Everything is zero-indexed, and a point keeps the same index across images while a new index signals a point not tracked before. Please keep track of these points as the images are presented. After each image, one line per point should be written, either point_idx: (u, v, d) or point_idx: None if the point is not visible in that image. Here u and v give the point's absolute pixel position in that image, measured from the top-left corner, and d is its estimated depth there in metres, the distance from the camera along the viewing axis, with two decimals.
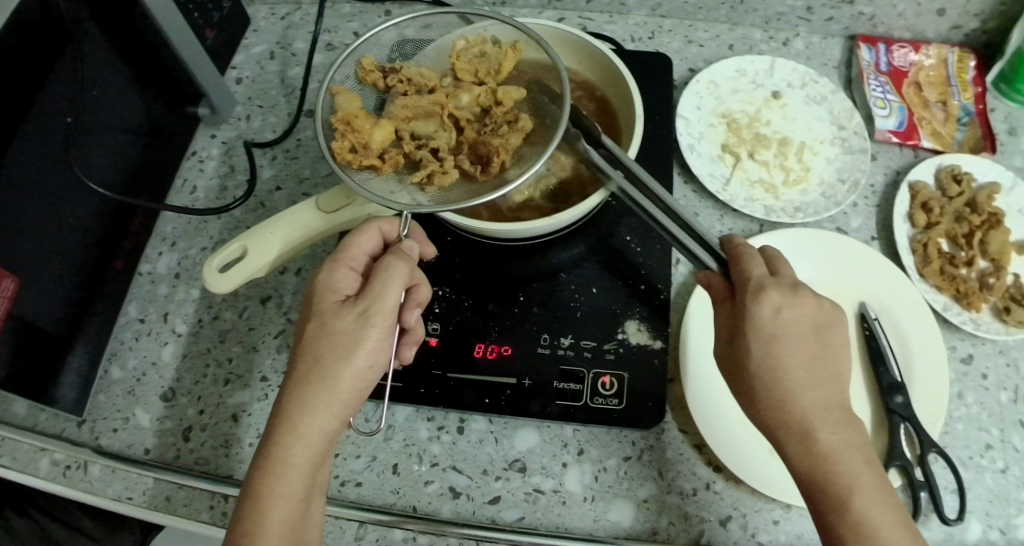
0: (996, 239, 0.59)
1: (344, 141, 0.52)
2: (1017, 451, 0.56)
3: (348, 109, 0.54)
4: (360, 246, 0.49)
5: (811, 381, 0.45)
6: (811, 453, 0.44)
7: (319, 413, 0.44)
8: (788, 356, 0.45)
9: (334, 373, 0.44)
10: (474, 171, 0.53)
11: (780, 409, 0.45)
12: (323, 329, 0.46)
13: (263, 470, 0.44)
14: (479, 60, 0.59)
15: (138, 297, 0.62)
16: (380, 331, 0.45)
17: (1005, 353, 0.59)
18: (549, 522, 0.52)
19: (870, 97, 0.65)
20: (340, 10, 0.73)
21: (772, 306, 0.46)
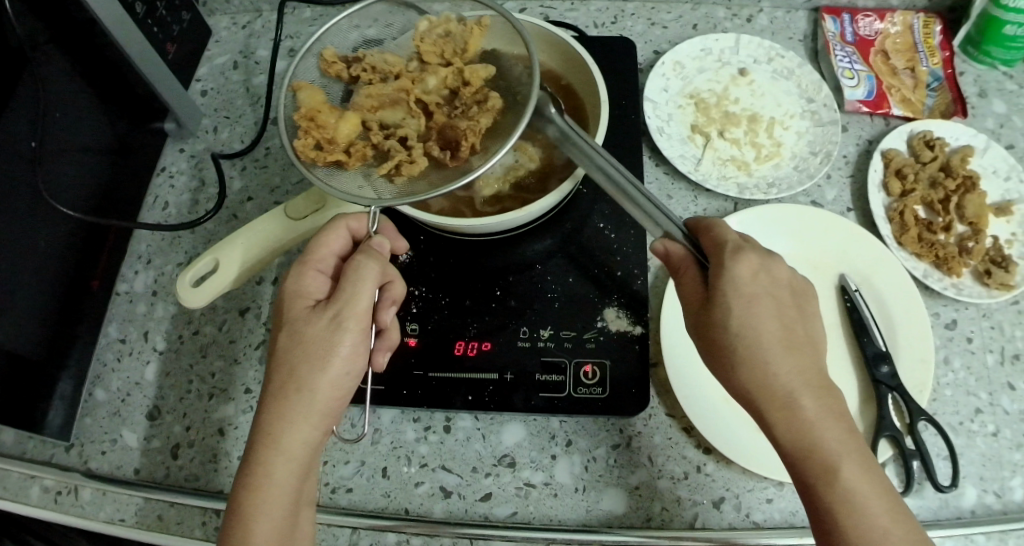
0: (973, 203, 0.59)
1: (308, 139, 0.52)
2: (1007, 413, 0.56)
3: (311, 104, 0.53)
4: (327, 247, 0.49)
5: (791, 346, 0.45)
6: (796, 419, 0.44)
7: (299, 425, 0.44)
8: (768, 319, 0.45)
9: (310, 382, 0.44)
10: (443, 157, 0.52)
11: (762, 377, 0.44)
12: (296, 337, 0.45)
13: (249, 486, 0.43)
14: (444, 40, 0.57)
15: (116, 317, 0.61)
16: (353, 335, 0.45)
17: (989, 315, 0.59)
18: (542, 515, 0.52)
19: (837, 68, 0.65)
20: (301, 15, 0.72)
21: (751, 267, 0.45)
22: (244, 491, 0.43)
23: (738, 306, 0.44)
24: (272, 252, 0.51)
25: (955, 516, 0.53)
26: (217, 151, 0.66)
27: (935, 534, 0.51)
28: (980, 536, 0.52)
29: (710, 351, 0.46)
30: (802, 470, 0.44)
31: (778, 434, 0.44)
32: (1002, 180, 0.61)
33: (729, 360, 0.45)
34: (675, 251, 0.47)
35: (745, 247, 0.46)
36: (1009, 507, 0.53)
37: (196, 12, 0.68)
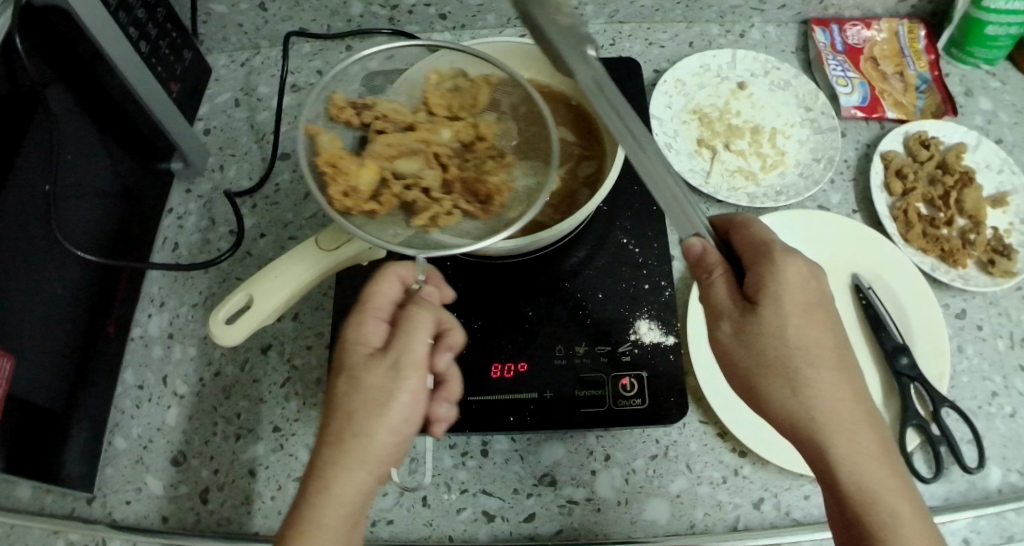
0: (971, 198, 0.62)
1: (336, 187, 0.50)
2: (1021, 394, 0.60)
3: (331, 150, 0.52)
4: (383, 295, 0.47)
5: (831, 356, 0.44)
6: (845, 434, 0.44)
7: (354, 474, 0.42)
8: (819, 329, 0.44)
9: (370, 428, 0.42)
10: (474, 208, 0.54)
11: (813, 392, 0.44)
12: (354, 383, 0.43)
13: (297, 533, 0.41)
14: (452, 94, 0.58)
15: (132, 362, 0.59)
16: (414, 383, 0.43)
17: (996, 303, 0.62)
18: (587, 530, 0.52)
19: (831, 77, 0.67)
20: (300, 49, 0.66)
21: (801, 273, 0.44)
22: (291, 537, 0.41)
23: (797, 315, 0.43)
24: (308, 284, 0.50)
25: (984, 496, 0.56)
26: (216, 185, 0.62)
27: (969, 515, 0.55)
28: (1011, 513, 0.55)
29: (754, 365, 0.44)
30: (845, 487, 0.44)
31: (830, 449, 0.44)
32: (995, 173, 0.65)
33: (784, 373, 0.43)
34: (711, 257, 0.44)
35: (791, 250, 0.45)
36: None
37: (196, 50, 0.61)
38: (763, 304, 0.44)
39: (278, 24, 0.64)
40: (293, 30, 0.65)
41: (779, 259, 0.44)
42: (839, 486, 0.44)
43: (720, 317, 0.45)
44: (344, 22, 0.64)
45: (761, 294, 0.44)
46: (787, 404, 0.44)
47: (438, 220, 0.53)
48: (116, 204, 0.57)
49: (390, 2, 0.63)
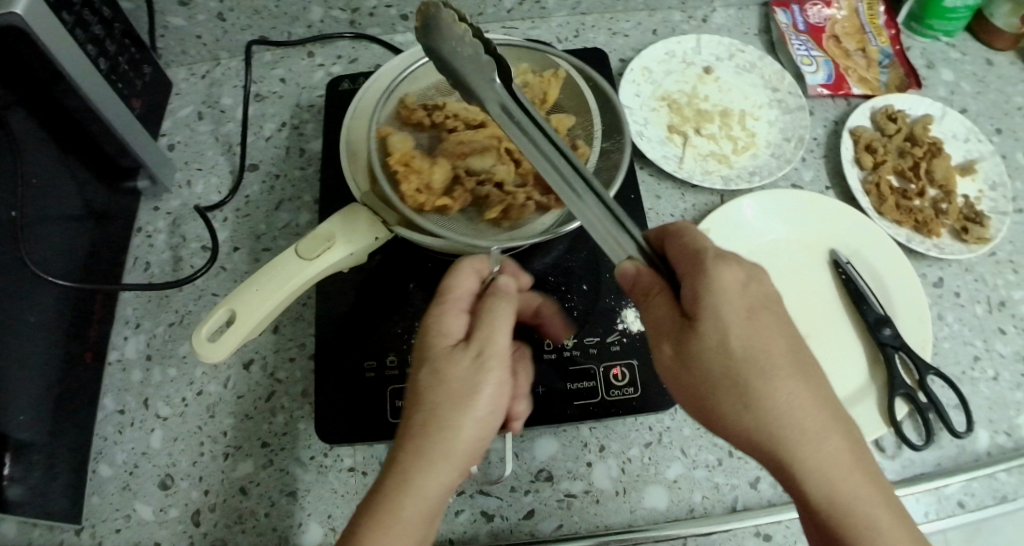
0: (940, 166, 0.64)
1: (409, 185, 0.53)
2: (1002, 356, 0.61)
3: (403, 149, 0.54)
4: (463, 287, 0.47)
5: (785, 361, 0.42)
6: (811, 443, 0.41)
7: (438, 467, 0.41)
8: (770, 336, 0.42)
9: (456, 421, 0.42)
10: (548, 200, 0.54)
11: (772, 405, 0.41)
12: (437, 373, 0.43)
13: (374, 525, 0.40)
14: (523, 91, 0.60)
15: (112, 388, 0.57)
16: (497, 374, 0.43)
17: (971, 269, 0.63)
18: (588, 523, 0.52)
19: (796, 57, 0.67)
20: (261, 58, 0.64)
21: (737, 278, 0.42)
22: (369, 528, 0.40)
23: (738, 328, 0.41)
24: (291, 296, 0.48)
25: (974, 459, 0.58)
26: (183, 200, 0.60)
27: (961, 478, 0.56)
28: (1001, 473, 0.57)
29: (702, 386, 0.42)
30: (816, 499, 0.42)
31: (795, 464, 0.41)
32: (962, 142, 0.67)
33: (735, 391, 0.41)
34: (646, 275, 0.44)
35: (726, 255, 0.43)
36: (1019, 443, 0.59)
37: (157, 65, 0.59)
38: (702, 319, 0.41)
39: (238, 33, 0.62)
40: (254, 38, 0.63)
41: (711, 267, 0.42)
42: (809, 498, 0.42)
43: (661, 338, 0.43)
44: (306, 27, 0.63)
45: (699, 309, 0.41)
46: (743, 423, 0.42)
47: (511, 213, 0.55)
48: (84, 227, 0.55)
49: (351, 5, 0.62)
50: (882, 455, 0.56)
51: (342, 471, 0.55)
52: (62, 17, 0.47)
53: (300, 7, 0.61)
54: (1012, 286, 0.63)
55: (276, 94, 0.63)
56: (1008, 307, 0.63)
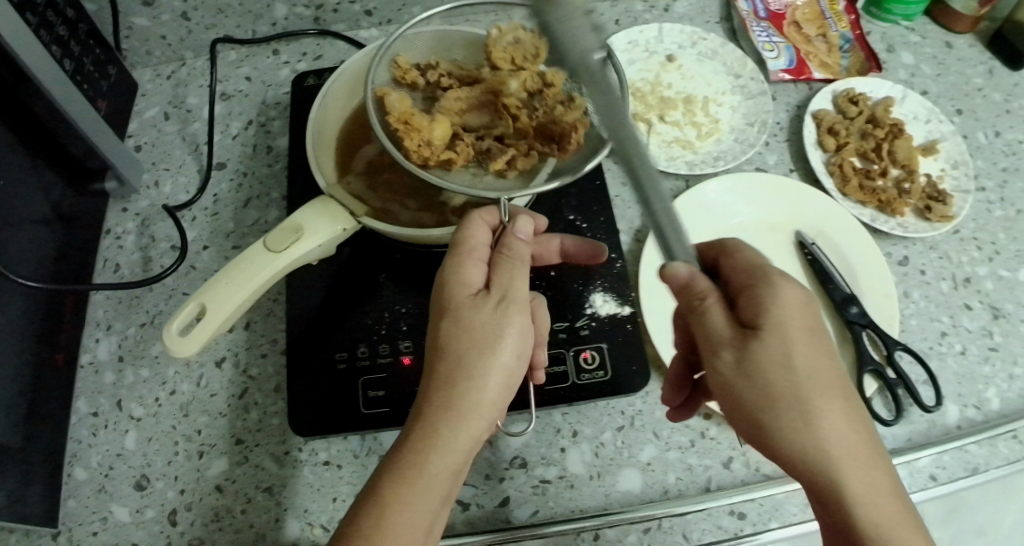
0: (903, 147, 0.65)
1: (412, 141, 0.54)
2: (968, 331, 0.62)
3: (402, 108, 0.55)
4: (475, 237, 0.48)
5: (830, 381, 0.44)
6: (856, 466, 0.43)
7: (468, 418, 0.44)
8: (822, 356, 0.44)
9: (481, 370, 0.43)
10: (551, 150, 0.58)
11: (816, 417, 0.43)
12: (460, 323, 0.44)
13: (402, 476, 0.43)
14: (513, 47, 0.58)
15: (84, 391, 0.56)
16: (517, 321, 0.45)
17: (936, 247, 0.64)
18: (562, 508, 0.53)
19: (758, 43, 0.68)
20: (226, 57, 0.65)
21: (795, 296, 0.45)
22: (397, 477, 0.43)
23: (802, 344, 0.43)
24: (261, 289, 0.48)
25: (944, 433, 0.58)
26: (151, 200, 0.60)
27: (931, 451, 0.57)
28: (972, 446, 0.57)
29: (760, 398, 0.43)
30: (858, 522, 0.43)
31: (841, 482, 0.43)
32: (923, 123, 0.68)
33: (793, 404, 0.43)
34: (700, 283, 0.45)
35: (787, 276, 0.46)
36: (988, 416, 0.60)
37: (122, 66, 0.60)
38: (765, 333, 0.43)
39: (203, 33, 0.63)
40: (219, 38, 0.63)
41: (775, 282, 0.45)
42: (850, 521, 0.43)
43: (718, 349, 0.45)
44: (270, 25, 0.64)
45: (762, 323, 0.44)
46: (793, 437, 0.43)
47: (515, 164, 0.58)
48: (52, 230, 0.55)
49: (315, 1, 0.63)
50: None
51: (317, 465, 0.55)
52: (26, 18, 0.47)
53: (264, 5, 0.62)
54: (976, 262, 0.64)
55: (242, 93, 0.63)
56: (974, 283, 0.64)
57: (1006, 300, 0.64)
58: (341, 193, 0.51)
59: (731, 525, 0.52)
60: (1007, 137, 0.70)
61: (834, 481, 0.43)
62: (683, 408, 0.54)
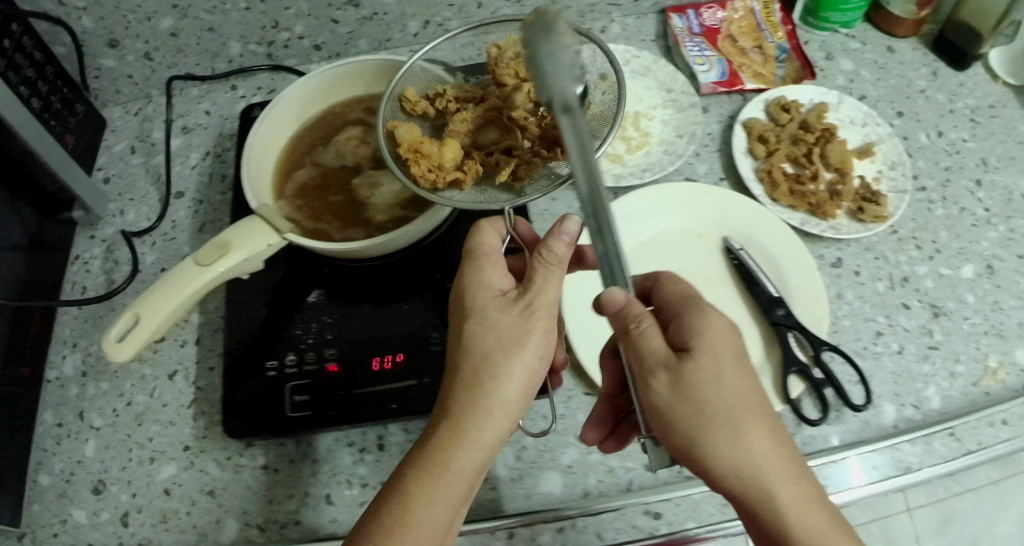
0: (835, 151, 0.65)
1: (421, 167, 0.56)
2: (906, 330, 0.61)
3: (411, 138, 0.57)
4: (491, 243, 0.52)
5: (756, 407, 0.44)
6: (789, 484, 0.43)
7: (497, 416, 0.47)
8: (749, 381, 0.45)
9: (508, 368, 0.46)
10: (556, 155, 0.60)
11: (744, 440, 0.43)
12: (488, 323, 0.47)
13: (424, 475, 0.45)
14: (514, 62, 0.59)
15: (51, 403, 0.62)
16: (546, 322, 0.47)
17: (872, 248, 0.64)
18: (485, 508, 0.54)
19: (689, 57, 0.70)
20: (187, 93, 0.71)
21: (721, 322, 0.46)
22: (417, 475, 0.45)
23: (734, 366, 0.44)
24: (190, 301, 0.52)
25: (878, 433, 0.58)
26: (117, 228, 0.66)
27: (862, 451, 0.56)
28: (905, 444, 0.56)
29: (694, 422, 0.43)
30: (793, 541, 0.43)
31: (774, 499, 0.43)
32: (859, 127, 0.68)
33: (727, 424, 0.43)
34: (637, 308, 0.44)
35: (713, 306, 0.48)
36: (927, 415, 0.59)
37: (90, 104, 0.67)
38: (697, 355, 0.44)
39: (166, 69, 0.69)
40: (179, 75, 0.70)
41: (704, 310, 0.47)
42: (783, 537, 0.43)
43: (650, 374, 0.44)
44: (226, 62, 0.70)
45: (693, 348, 0.45)
46: (727, 459, 0.43)
47: (521, 173, 0.59)
48: (23, 256, 0.60)
49: (265, 38, 0.68)
50: None
51: (256, 469, 0.59)
52: None
53: (219, 44, 0.68)
54: (916, 261, 0.64)
55: (202, 126, 0.69)
56: (912, 282, 0.63)
57: (946, 298, 0.63)
58: (268, 211, 0.55)
59: (647, 524, 0.52)
60: (950, 136, 0.69)
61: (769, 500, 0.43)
62: (611, 440, 0.54)
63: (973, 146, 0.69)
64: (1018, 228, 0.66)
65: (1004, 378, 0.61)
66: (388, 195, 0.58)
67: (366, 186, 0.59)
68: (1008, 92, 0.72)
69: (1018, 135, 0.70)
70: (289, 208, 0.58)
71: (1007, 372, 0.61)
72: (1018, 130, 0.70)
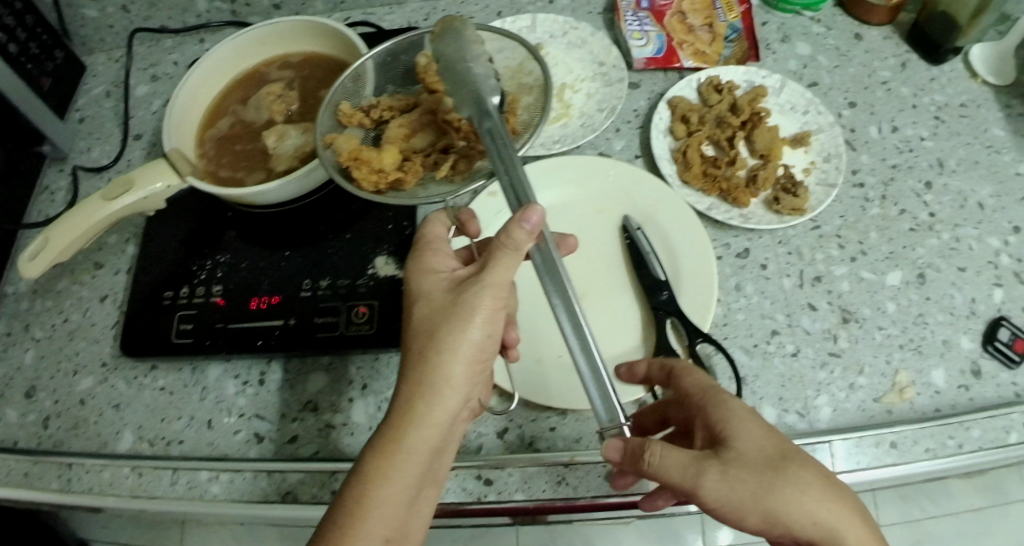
0: (762, 136, 0.62)
1: (363, 173, 0.57)
2: (806, 333, 0.57)
3: (350, 147, 0.58)
4: (438, 232, 0.54)
5: (810, 473, 0.44)
6: (857, 534, 0.43)
7: (442, 393, 0.48)
8: (792, 451, 0.45)
9: (452, 346, 0.48)
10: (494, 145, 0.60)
11: (810, 512, 0.42)
12: (434, 306, 0.49)
13: (379, 452, 0.47)
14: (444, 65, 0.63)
15: (3, 315, 0.70)
16: (490, 302, 0.48)
17: (786, 242, 0.61)
18: (339, 451, 0.58)
19: (626, 31, 0.68)
20: (161, 44, 0.79)
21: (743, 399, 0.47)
22: (377, 454, 0.47)
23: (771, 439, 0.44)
24: (93, 230, 0.58)
25: None
26: (80, 162, 0.73)
27: None
28: None
29: (759, 500, 0.42)
30: None
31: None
32: (800, 115, 0.64)
33: (787, 494, 0.43)
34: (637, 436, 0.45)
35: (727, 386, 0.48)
36: (813, 425, 0.54)
37: (69, 51, 0.75)
38: (730, 436, 0.44)
39: (143, 22, 0.77)
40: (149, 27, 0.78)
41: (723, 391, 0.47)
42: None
43: (701, 474, 0.43)
44: (196, 17, 0.77)
45: (724, 434, 0.45)
46: (806, 531, 0.43)
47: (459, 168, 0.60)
48: None
49: None
50: None
51: (155, 390, 0.64)
52: None
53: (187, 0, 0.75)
54: (834, 262, 0.60)
55: (168, 75, 0.77)
56: (825, 282, 0.59)
57: (861, 304, 0.58)
58: (178, 155, 0.60)
59: (475, 489, 0.53)
60: (905, 132, 0.64)
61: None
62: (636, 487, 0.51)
63: (930, 145, 0.64)
64: (964, 239, 0.60)
65: (912, 397, 0.55)
66: (292, 146, 0.62)
67: (273, 135, 0.62)
68: (987, 91, 0.66)
69: (988, 139, 0.64)
70: (207, 158, 0.63)
71: (918, 391, 0.55)
72: (990, 133, 0.64)
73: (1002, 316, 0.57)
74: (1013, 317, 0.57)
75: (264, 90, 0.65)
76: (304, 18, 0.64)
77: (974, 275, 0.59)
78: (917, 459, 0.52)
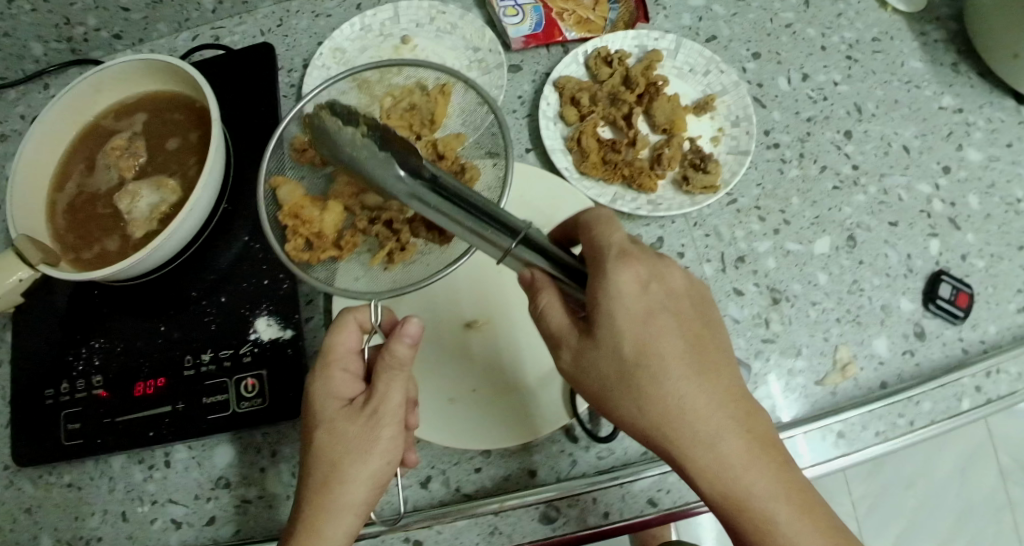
0: (661, 109, 0.57)
1: (298, 240, 0.51)
2: (735, 322, 0.53)
3: (293, 201, 0.53)
4: (343, 345, 0.47)
5: (663, 369, 0.40)
6: (709, 447, 0.40)
7: (342, 518, 0.43)
8: (661, 340, 0.40)
9: (353, 474, 0.43)
10: (433, 238, 0.52)
11: (646, 416, 0.40)
12: (334, 434, 0.44)
13: None
14: (411, 113, 0.56)
15: None
16: (392, 429, 0.44)
17: (702, 223, 0.56)
18: (261, 528, 0.53)
19: (498, 9, 0.61)
20: (5, 96, 0.69)
21: (635, 278, 0.40)
22: None
23: (633, 323, 0.40)
24: None
25: None
26: None
27: (653, 471, 0.49)
28: None
29: (598, 387, 0.41)
30: (733, 504, 0.41)
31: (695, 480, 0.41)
32: (700, 76, 0.59)
33: (627, 390, 0.40)
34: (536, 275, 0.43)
35: (630, 252, 0.41)
36: None
37: None
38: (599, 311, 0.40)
39: None
40: None
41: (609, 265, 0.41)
42: (720, 504, 0.41)
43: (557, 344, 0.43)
44: (34, 62, 0.69)
45: (593, 304, 0.40)
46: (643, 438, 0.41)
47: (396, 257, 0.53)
48: None
49: (62, 36, 0.66)
50: (573, 447, 0.51)
51: (62, 487, 0.56)
52: None
53: (19, 46, 0.66)
54: (756, 237, 0.55)
55: (18, 132, 0.68)
56: (749, 262, 0.54)
57: (790, 280, 0.54)
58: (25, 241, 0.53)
59: None
60: (817, 79, 0.59)
61: (720, 484, 0.40)
62: None
63: (845, 89, 0.59)
64: (893, 189, 0.56)
65: (855, 374, 0.51)
66: (148, 207, 0.56)
67: (125, 198, 0.56)
68: (898, 20, 0.61)
69: (906, 73, 0.59)
70: (62, 235, 0.56)
71: (861, 366, 0.51)
72: (907, 66, 0.59)
73: (940, 270, 0.53)
74: (952, 269, 0.53)
75: (108, 145, 0.59)
76: (135, 58, 0.57)
77: (907, 229, 0.54)
78: (868, 445, 0.48)
